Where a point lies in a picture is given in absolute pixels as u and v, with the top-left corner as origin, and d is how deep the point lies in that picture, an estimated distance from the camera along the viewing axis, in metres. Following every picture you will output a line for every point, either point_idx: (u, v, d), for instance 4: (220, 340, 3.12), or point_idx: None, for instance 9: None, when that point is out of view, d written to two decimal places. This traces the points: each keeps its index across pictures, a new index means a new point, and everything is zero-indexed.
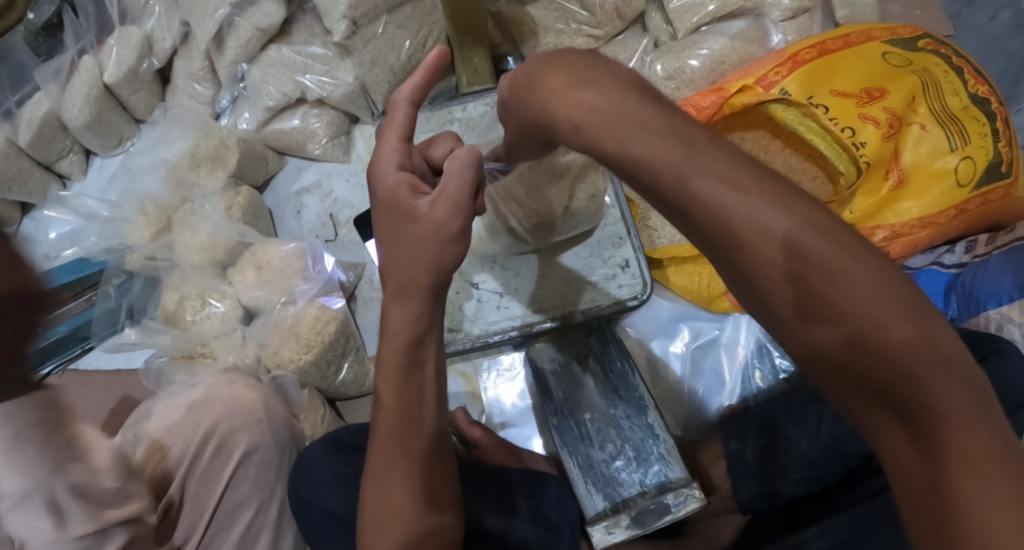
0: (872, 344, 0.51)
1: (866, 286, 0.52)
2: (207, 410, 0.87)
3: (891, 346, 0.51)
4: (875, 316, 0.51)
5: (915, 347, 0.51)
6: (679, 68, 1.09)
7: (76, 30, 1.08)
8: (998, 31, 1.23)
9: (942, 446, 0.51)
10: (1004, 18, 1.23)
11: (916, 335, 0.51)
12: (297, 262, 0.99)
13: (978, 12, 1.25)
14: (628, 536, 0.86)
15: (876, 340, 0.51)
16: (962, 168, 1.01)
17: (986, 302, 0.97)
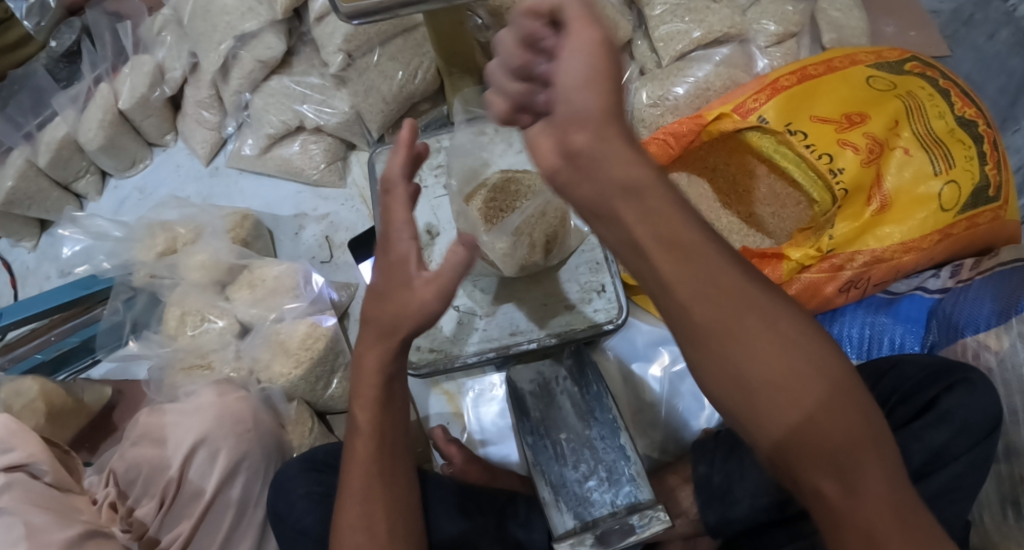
0: (763, 408, 0.62)
1: (774, 355, 0.62)
2: (200, 417, 0.93)
3: (867, 473, 0.63)
4: (779, 375, 0.62)
5: (831, 412, 0.62)
6: (664, 95, 1.11)
7: (93, 60, 1.16)
8: (996, 50, 1.24)
9: (864, 493, 0.63)
10: (1002, 37, 1.24)
11: (807, 386, 0.62)
12: (288, 281, 1.04)
13: (976, 32, 1.26)
14: None
15: (783, 405, 0.62)
16: (946, 193, 1.01)
17: (963, 328, 0.96)
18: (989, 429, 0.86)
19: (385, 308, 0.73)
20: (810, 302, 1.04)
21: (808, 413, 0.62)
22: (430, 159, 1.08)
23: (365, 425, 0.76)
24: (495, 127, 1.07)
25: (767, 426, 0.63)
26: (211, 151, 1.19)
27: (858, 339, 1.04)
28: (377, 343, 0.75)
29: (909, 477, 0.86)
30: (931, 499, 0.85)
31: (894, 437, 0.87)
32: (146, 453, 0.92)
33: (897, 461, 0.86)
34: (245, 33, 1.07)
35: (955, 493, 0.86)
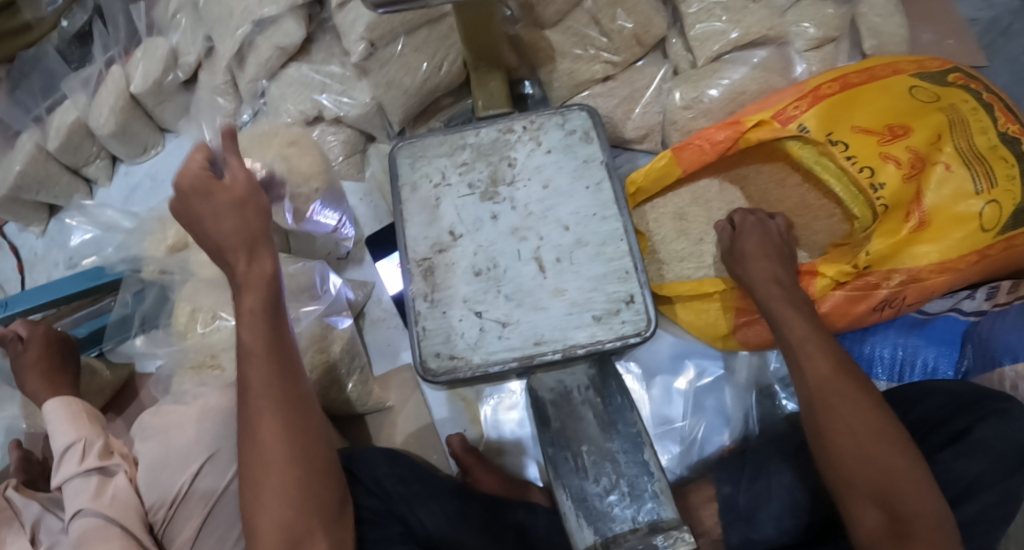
0: (832, 428, 0.83)
1: (843, 392, 0.84)
2: (210, 424, 0.90)
3: (912, 501, 0.78)
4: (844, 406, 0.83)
5: (884, 444, 0.81)
6: (697, 96, 1.08)
7: (104, 42, 1.10)
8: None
9: (908, 512, 0.78)
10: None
11: (866, 416, 0.83)
12: (305, 280, 1.00)
13: (1013, 43, 1.22)
14: None
15: (843, 428, 0.83)
16: (987, 212, 0.97)
17: (1001, 356, 0.93)
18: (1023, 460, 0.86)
19: (225, 217, 0.80)
20: (843, 319, 1.01)
21: (863, 441, 0.82)
22: (455, 157, 1.04)
23: (252, 347, 0.78)
24: (523, 126, 1.04)
25: (827, 443, 0.83)
26: (224, 137, 1.13)
27: (889, 361, 1.01)
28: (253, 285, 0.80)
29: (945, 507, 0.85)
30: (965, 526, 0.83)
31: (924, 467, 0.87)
32: (155, 447, 0.91)
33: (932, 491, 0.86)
34: (264, 18, 1.01)
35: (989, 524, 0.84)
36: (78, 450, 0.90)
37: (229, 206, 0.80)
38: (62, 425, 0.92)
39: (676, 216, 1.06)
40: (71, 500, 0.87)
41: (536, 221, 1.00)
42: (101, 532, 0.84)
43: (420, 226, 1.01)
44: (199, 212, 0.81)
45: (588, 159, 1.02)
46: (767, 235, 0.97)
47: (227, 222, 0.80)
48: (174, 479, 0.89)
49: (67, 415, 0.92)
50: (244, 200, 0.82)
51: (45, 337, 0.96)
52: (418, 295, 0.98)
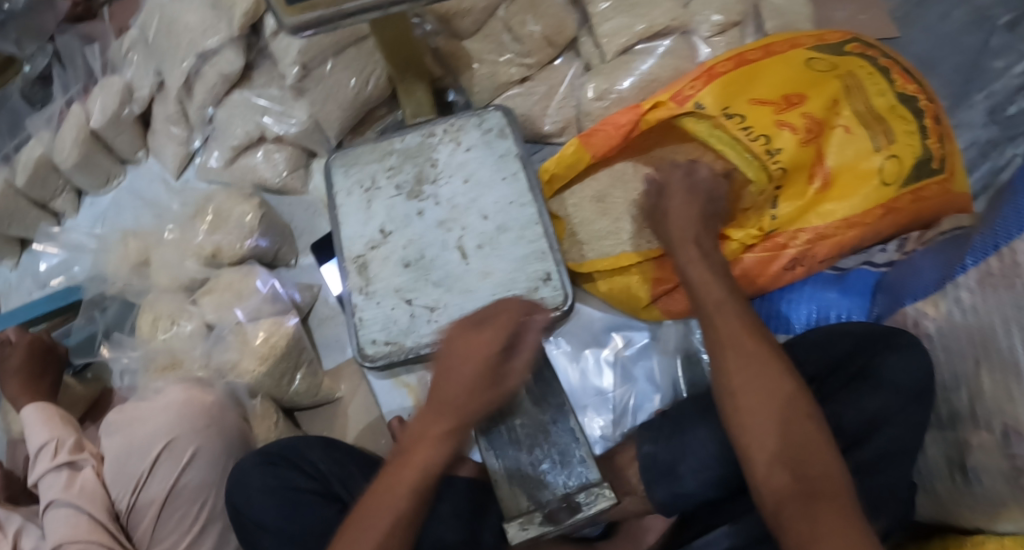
0: (744, 386, 0.83)
1: (757, 354, 0.84)
2: (167, 418, 0.97)
3: (817, 465, 0.78)
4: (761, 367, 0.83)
5: (795, 410, 0.81)
6: (609, 88, 1.14)
7: (65, 82, 1.24)
8: (951, 29, 1.25)
9: (816, 477, 0.78)
10: (956, 16, 1.26)
11: (779, 377, 0.82)
12: (248, 283, 1.08)
13: (927, 14, 1.27)
14: (540, 531, 0.92)
15: (758, 390, 0.82)
16: (888, 167, 1.02)
17: (907, 298, 0.95)
18: (924, 389, 0.88)
19: (463, 374, 0.83)
20: (757, 282, 1.06)
21: (775, 404, 0.81)
22: (383, 162, 1.12)
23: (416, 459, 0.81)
24: (443, 129, 1.12)
25: (740, 405, 0.82)
26: (180, 164, 1.24)
27: (805, 317, 1.06)
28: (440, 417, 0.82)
29: (851, 442, 0.89)
30: (872, 463, 0.88)
31: (826, 407, 0.91)
32: (119, 441, 0.98)
33: (836, 431, 0.89)
34: (207, 49, 1.12)
35: (897, 457, 0.88)
36: (52, 446, 0.99)
37: (458, 379, 0.83)
38: (38, 426, 1.01)
39: (595, 199, 1.11)
40: (47, 491, 0.96)
41: (460, 213, 1.07)
42: (71, 518, 0.93)
43: (353, 227, 1.08)
44: (448, 367, 0.84)
45: (504, 154, 1.10)
46: (693, 208, 0.97)
47: (465, 377, 0.82)
48: (136, 468, 0.95)
49: (43, 417, 1.02)
50: (499, 374, 0.83)
51: (30, 345, 1.07)
52: (354, 290, 1.05)
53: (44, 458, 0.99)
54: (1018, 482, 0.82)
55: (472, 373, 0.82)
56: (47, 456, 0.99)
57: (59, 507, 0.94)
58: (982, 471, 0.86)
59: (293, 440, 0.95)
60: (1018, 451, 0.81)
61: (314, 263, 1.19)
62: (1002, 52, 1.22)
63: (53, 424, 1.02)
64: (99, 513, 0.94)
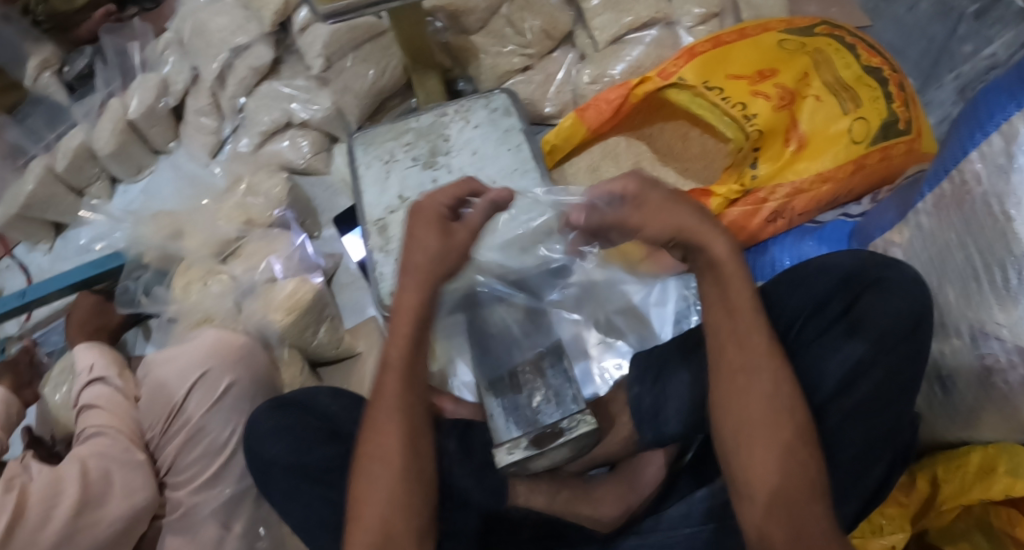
0: (746, 418, 0.81)
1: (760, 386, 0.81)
2: (203, 354, 1.05)
3: (808, 516, 0.77)
4: (765, 400, 0.81)
5: (792, 452, 0.79)
6: (602, 73, 1.27)
7: (105, 77, 1.36)
8: (917, 21, 1.39)
9: (807, 528, 0.77)
10: (922, 8, 1.39)
11: (779, 413, 0.80)
12: (279, 243, 1.19)
13: (896, 6, 1.42)
14: (525, 455, 0.93)
15: (759, 425, 0.80)
16: (856, 128, 1.13)
17: (874, 233, 1.06)
18: (912, 326, 0.92)
19: (429, 237, 0.85)
20: (740, 236, 1.15)
21: (773, 445, 0.80)
22: (400, 139, 1.24)
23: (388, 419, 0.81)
24: (455, 109, 1.25)
25: (748, 442, 0.81)
26: (212, 149, 1.35)
27: (790, 264, 1.13)
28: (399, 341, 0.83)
29: (836, 385, 0.92)
30: (858, 410, 0.92)
31: (813, 352, 0.93)
32: (158, 372, 1.06)
33: (819, 376, 0.93)
34: (237, 45, 1.26)
35: (880, 401, 0.92)
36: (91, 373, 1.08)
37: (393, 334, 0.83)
38: (84, 352, 1.11)
39: (591, 168, 1.24)
40: (83, 401, 1.05)
41: (469, 180, 1.19)
42: (102, 420, 1.02)
43: (374, 194, 1.20)
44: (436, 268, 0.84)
45: (509, 129, 1.22)
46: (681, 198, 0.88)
47: (433, 239, 0.85)
48: (171, 395, 1.04)
49: (91, 352, 1.12)
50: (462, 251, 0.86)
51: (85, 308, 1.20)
52: (374, 249, 1.16)
53: (86, 385, 1.07)
54: (988, 381, 0.90)
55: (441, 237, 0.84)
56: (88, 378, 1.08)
57: (88, 423, 1.02)
58: (955, 374, 0.94)
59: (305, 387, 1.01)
60: (988, 350, 0.89)
61: (336, 234, 1.29)
62: (968, 38, 1.33)
63: (98, 357, 1.11)
64: (125, 431, 1.02)
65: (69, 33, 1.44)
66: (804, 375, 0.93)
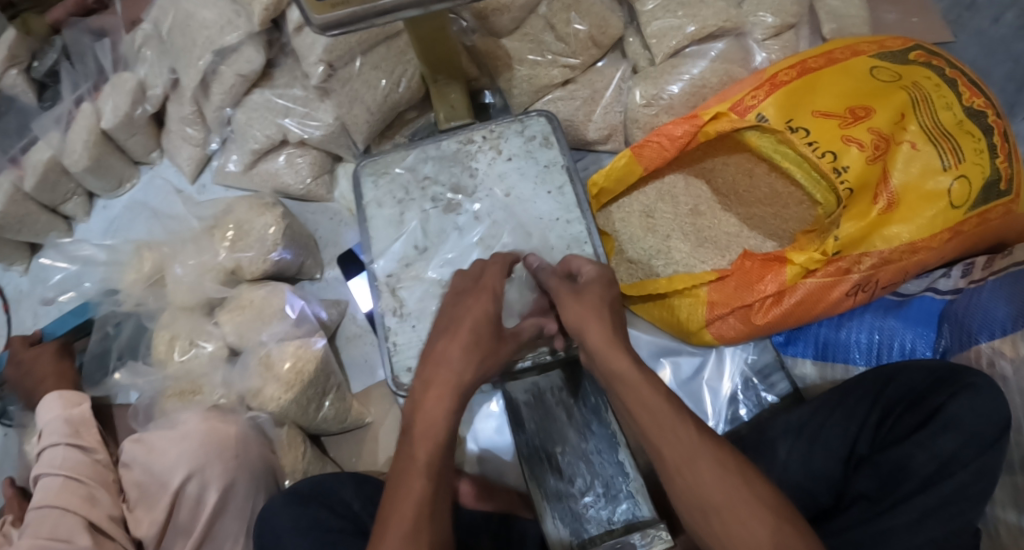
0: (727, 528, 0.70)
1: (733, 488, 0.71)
2: (185, 446, 0.89)
3: None
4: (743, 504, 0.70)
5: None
6: (657, 94, 1.07)
7: (73, 79, 1.14)
8: (1000, 35, 1.19)
9: None
10: (1006, 20, 1.19)
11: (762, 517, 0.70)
12: (275, 302, 1.00)
13: (979, 16, 1.21)
14: None
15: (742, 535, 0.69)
16: (956, 188, 0.95)
17: (977, 333, 0.91)
18: (998, 437, 0.81)
19: (461, 348, 0.83)
20: (815, 308, 0.99)
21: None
22: (417, 171, 1.04)
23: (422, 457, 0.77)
24: (483, 136, 1.05)
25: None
26: (197, 167, 1.17)
27: (866, 346, 1.00)
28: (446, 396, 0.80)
29: (920, 484, 0.82)
30: (932, 515, 0.80)
31: (899, 447, 0.84)
32: (139, 468, 0.91)
33: (903, 469, 0.83)
34: (225, 46, 1.03)
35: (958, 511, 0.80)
36: (56, 449, 0.92)
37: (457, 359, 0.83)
38: (47, 407, 0.95)
39: (643, 213, 1.07)
40: (42, 462, 0.91)
41: (499, 228, 1.01)
42: (60, 492, 0.88)
43: (385, 241, 1.01)
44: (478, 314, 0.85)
45: (548, 164, 1.03)
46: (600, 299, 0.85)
47: (460, 352, 0.83)
48: (156, 498, 0.89)
49: (56, 417, 0.95)
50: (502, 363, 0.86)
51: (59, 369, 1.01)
52: (386, 312, 0.98)
53: (50, 461, 0.91)
54: None
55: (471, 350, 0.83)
56: (51, 455, 0.92)
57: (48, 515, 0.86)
58: None
59: (322, 477, 0.89)
60: None
61: (339, 277, 1.12)
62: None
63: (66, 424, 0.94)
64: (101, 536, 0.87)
65: (43, 16, 1.19)
66: (887, 475, 0.84)
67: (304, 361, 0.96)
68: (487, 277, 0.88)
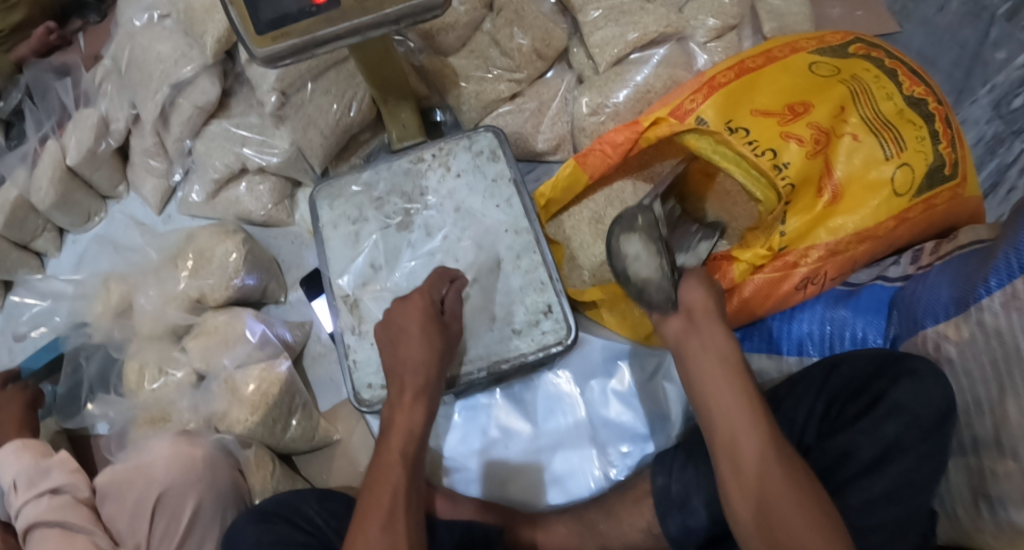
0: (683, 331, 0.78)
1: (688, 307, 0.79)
2: (154, 471, 0.92)
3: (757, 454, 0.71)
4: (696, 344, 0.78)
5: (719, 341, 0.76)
6: (602, 102, 1.09)
7: (37, 118, 1.18)
8: (946, 23, 1.20)
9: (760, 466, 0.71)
10: (952, 7, 1.20)
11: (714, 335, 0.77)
12: (236, 329, 1.02)
13: (925, 5, 1.22)
14: None
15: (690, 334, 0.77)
16: (899, 176, 0.96)
17: (924, 319, 0.91)
18: (941, 417, 0.84)
19: (416, 345, 0.85)
20: (765, 303, 1.02)
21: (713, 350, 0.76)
22: (371, 192, 1.07)
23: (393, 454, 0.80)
24: (433, 154, 1.07)
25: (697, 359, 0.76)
26: (162, 198, 1.20)
27: (818, 337, 1.00)
28: (412, 403, 0.83)
29: (865, 470, 0.84)
30: (883, 496, 0.83)
31: (843, 434, 0.86)
32: (117, 490, 0.93)
33: (848, 458, 0.84)
34: (181, 79, 1.06)
35: (912, 487, 0.83)
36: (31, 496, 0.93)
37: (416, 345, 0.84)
38: (12, 464, 0.96)
39: (592, 218, 1.07)
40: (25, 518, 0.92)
41: (454, 243, 1.03)
42: (53, 534, 0.90)
43: (342, 261, 1.04)
44: (408, 321, 0.87)
45: (497, 178, 1.05)
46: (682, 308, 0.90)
47: (419, 348, 0.85)
48: (132, 520, 0.91)
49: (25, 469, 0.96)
50: (453, 344, 0.89)
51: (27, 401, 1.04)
52: (346, 329, 1.01)
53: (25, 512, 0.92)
54: None
55: (426, 343, 0.84)
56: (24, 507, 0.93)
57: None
58: (1007, 500, 0.82)
59: (289, 495, 0.90)
60: None
61: (303, 298, 1.15)
62: (1000, 43, 1.17)
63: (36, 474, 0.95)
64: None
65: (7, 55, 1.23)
66: (832, 462, 0.85)
67: (267, 384, 0.98)
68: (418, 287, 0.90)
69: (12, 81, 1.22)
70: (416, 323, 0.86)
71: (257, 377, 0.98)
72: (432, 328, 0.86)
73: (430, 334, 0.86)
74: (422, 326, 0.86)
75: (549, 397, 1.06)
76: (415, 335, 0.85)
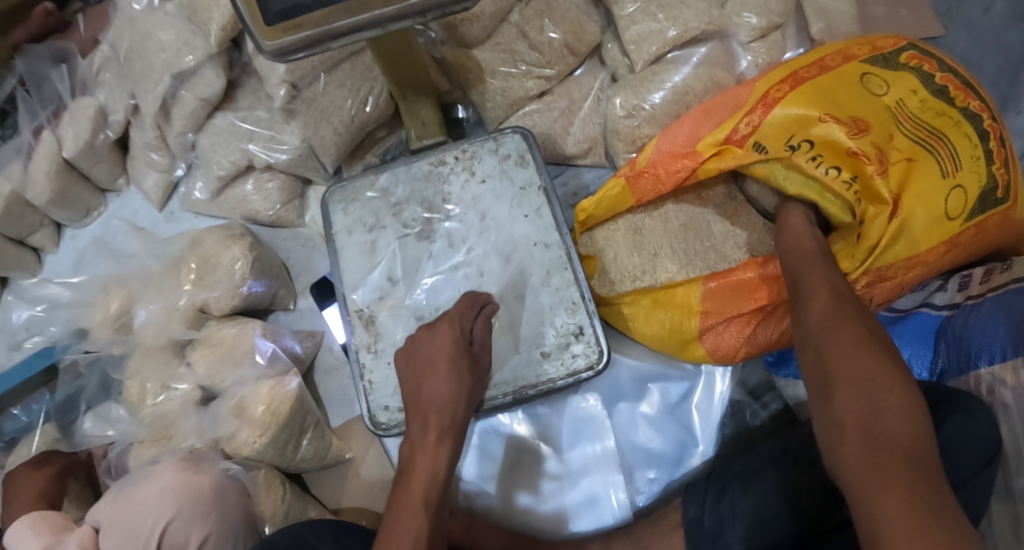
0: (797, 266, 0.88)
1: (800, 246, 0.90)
2: (160, 507, 0.85)
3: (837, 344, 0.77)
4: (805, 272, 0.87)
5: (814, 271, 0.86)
6: (639, 104, 1.01)
7: (31, 108, 1.09)
8: (993, 26, 1.13)
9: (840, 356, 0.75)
10: (999, 9, 1.13)
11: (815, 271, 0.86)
12: (246, 342, 0.96)
13: (970, 7, 1.14)
14: None
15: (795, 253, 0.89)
16: (953, 198, 0.89)
17: (977, 357, 0.87)
18: (991, 457, 0.79)
19: (442, 382, 0.82)
20: None
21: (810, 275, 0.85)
22: (389, 197, 0.99)
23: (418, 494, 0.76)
24: (455, 156, 1.00)
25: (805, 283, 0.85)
26: (164, 195, 1.13)
27: None
28: (439, 443, 0.79)
29: None
30: None
31: None
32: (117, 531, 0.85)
33: None
34: (184, 69, 0.97)
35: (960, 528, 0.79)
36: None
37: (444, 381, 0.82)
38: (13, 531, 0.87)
39: (632, 231, 1.00)
40: None
41: (476, 256, 0.97)
42: None
43: (356, 274, 0.97)
44: (433, 353, 0.84)
45: (525, 185, 0.98)
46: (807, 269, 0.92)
47: (445, 386, 0.82)
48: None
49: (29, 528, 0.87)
50: (481, 378, 0.86)
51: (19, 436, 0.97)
52: (361, 347, 0.95)
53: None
54: None
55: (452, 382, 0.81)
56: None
57: None
58: None
59: (297, 528, 0.86)
60: None
61: (313, 306, 1.08)
62: None
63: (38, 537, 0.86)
64: None
65: None
66: None
67: (276, 404, 0.92)
68: (447, 315, 0.86)
69: (7, 67, 1.11)
70: (442, 359, 0.83)
71: (268, 395, 0.93)
72: (462, 363, 0.83)
73: (454, 371, 0.83)
74: (450, 362, 0.83)
75: (576, 420, 1.01)
76: (441, 368, 0.83)
